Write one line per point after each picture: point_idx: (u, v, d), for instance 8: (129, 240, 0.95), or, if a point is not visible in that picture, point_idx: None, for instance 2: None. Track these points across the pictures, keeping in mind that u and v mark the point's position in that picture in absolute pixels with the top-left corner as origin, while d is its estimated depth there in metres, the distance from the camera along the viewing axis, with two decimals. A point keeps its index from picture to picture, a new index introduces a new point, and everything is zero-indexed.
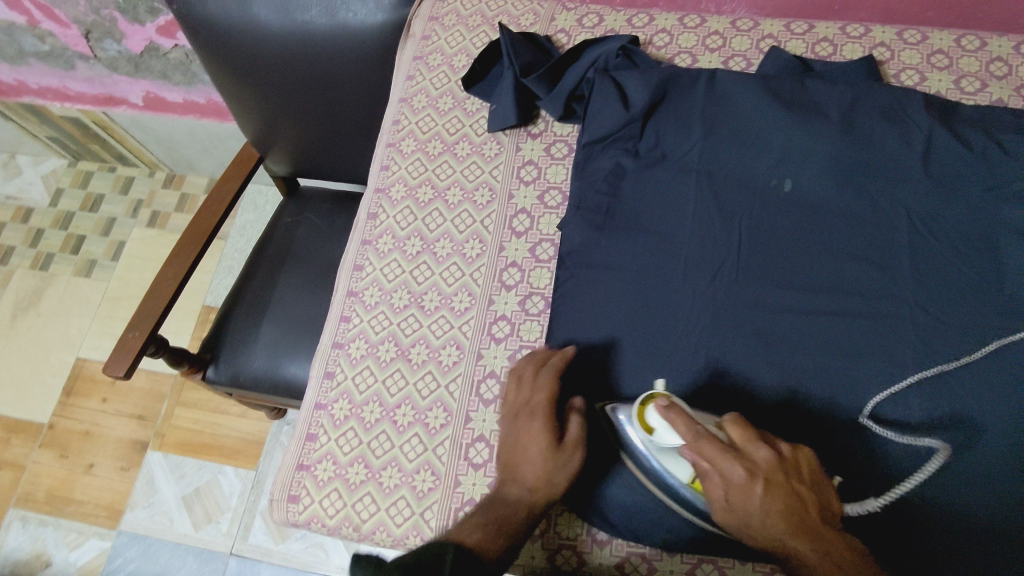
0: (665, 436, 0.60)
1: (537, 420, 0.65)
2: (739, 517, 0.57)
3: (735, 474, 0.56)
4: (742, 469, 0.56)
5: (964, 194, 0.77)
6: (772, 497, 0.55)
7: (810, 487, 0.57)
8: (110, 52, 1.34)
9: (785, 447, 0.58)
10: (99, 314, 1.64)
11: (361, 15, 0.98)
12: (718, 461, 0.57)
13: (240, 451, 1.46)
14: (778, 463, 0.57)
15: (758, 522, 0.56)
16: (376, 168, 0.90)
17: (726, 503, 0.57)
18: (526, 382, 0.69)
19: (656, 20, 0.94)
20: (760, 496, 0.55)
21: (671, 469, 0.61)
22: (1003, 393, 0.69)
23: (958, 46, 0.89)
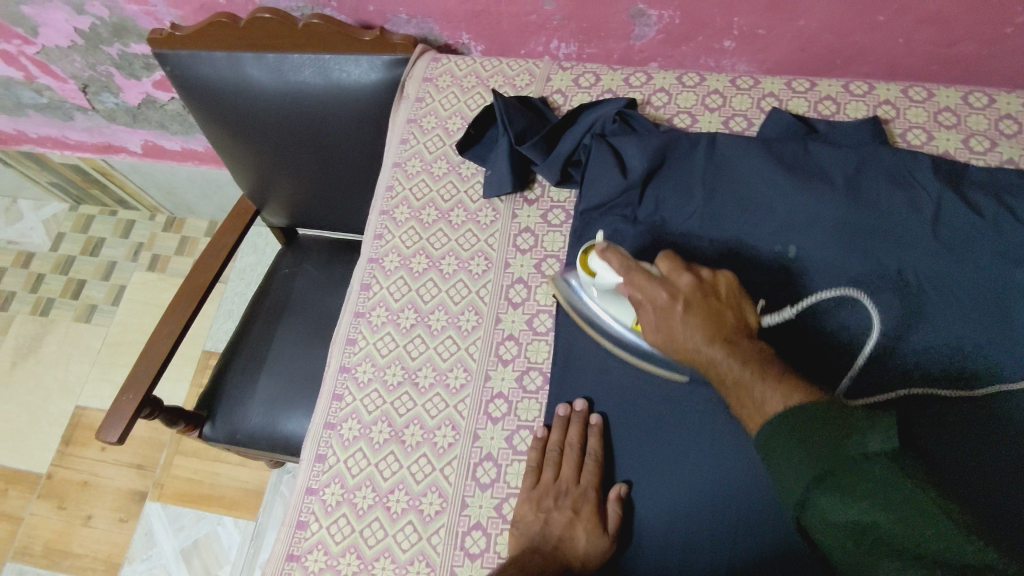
0: (602, 275, 0.67)
1: (587, 507, 0.67)
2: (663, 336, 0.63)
3: (659, 296, 0.62)
4: (663, 292, 0.62)
5: (978, 258, 0.73)
6: (685, 316, 0.60)
7: (728, 305, 0.61)
8: (107, 104, 1.33)
9: (707, 272, 0.63)
10: (99, 360, 1.63)
11: (354, 74, 0.97)
12: (642, 287, 0.63)
13: (239, 501, 1.44)
14: (698, 288, 0.62)
15: (677, 338, 0.61)
16: (369, 236, 0.88)
17: (651, 323, 0.63)
18: (568, 459, 0.70)
19: (655, 79, 0.92)
20: (677, 312, 0.61)
21: (617, 313, 0.70)
22: (988, 321, 0.72)
23: (966, 103, 0.86)
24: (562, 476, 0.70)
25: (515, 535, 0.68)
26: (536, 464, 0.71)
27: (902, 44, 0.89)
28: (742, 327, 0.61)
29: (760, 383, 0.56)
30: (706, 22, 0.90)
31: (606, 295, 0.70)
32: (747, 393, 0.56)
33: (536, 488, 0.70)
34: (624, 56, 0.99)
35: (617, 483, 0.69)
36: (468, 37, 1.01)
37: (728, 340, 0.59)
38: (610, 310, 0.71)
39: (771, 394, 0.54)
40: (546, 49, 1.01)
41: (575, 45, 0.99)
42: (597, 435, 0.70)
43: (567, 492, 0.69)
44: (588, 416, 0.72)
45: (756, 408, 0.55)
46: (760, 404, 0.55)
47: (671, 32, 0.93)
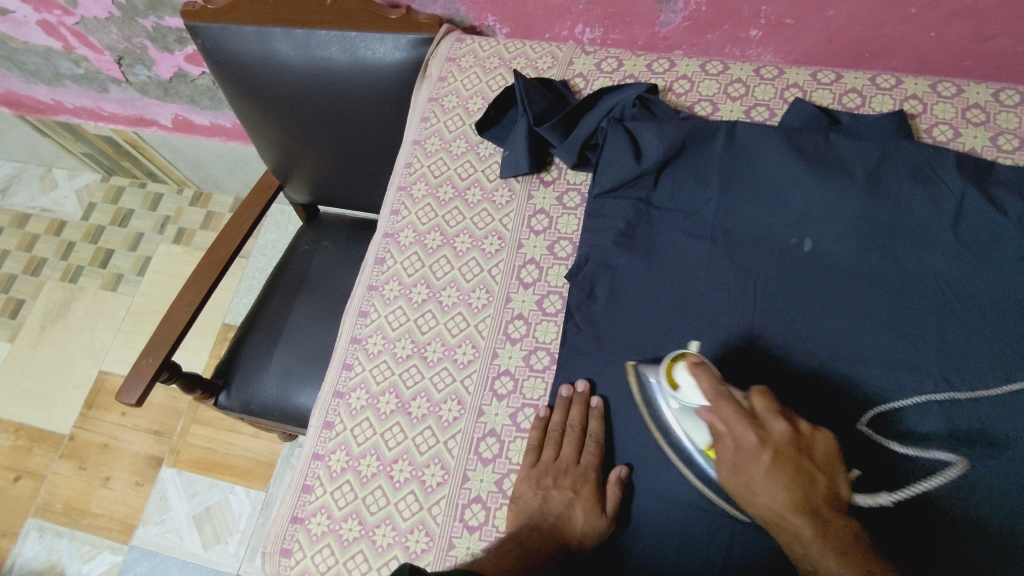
0: (687, 392, 0.63)
1: (586, 487, 0.68)
2: (744, 486, 0.58)
3: (749, 440, 0.58)
4: (755, 438, 0.58)
5: (1000, 262, 0.72)
6: (774, 466, 0.56)
7: (823, 470, 0.57)
8: (141, 77, 1.37)
9: (805, 426, 0.59)
10: (123, 328, 1.68)
11: (379, 52, 0.98)
12: (735, 426, 0.59)
13: (251, 471, 1.47)
14: (794, 440, 0.58)
15: (761, 493, 0.57)
16: (386, 212, 0.90)
17: (735, 465, 0.59)
18: (569, 439, 0.70)
19: (677, 66, 0.92)
20: (767, 466, 0.57)
21: (691, 435, 0.64)
22: (1007, 317, 0.70)
23: (996, 100, 0.85)
24: (562, 456, 0.70)
25: (515, 512, 0.69)
26: (537, 443, 0.72)
27: (933, 37, 0.87)
28: (830, 494, 0.56)
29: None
30: (732, 10, 0.90)
31: (682, 413, 0.64)
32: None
33: (537, 469, 0.71)
34: (648, 42, 0.99)
35: (617, 466, 0.70)
36: (493, 19, 1.01)
37: (821, 516, 0.54)
38: (683, 429, 0.64)
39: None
40: (570, 33, 1.01)
41: (600, 30, 0.99)
42: (597, 418, 0.71)
43: (567, 470, 0.69)
44: (590, 398, 0.73)
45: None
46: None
47: (697, 19, 0.92)
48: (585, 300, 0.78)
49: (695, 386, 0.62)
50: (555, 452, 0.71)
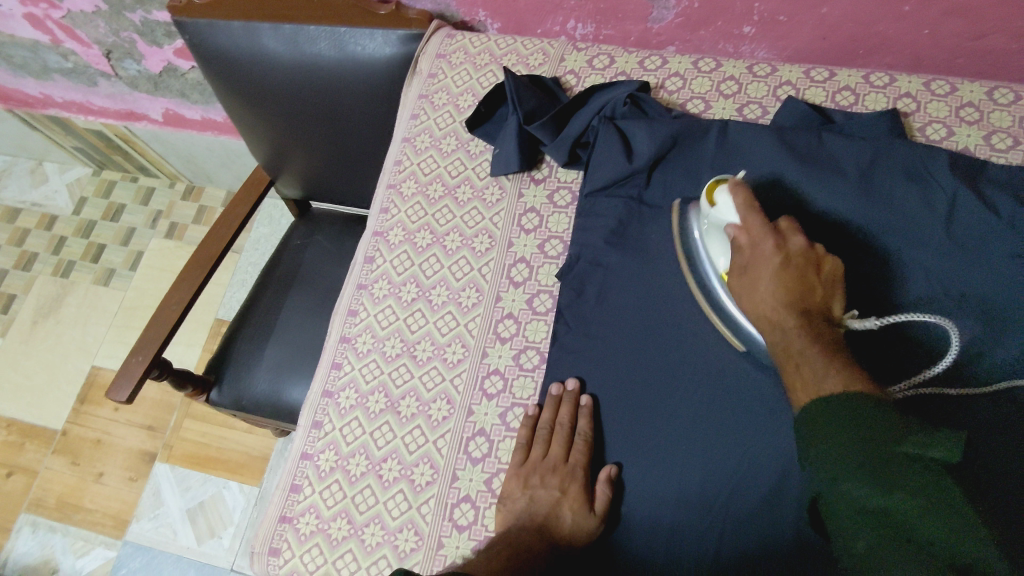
0: (720, 208, 0.68)
1: (574, 486, 0.68)
2: (751, 282, 0.63)
3: (766, 246, 0.63)
4: (773, 243, 0.63)
5: (990, 258, 0.72)
6: (781, 268, 0.61)
7: (826, 283, 0.61)
8: (130, 71, 1.35)
9: (822, 249, 0.64)
10: (115, 323, 1.67)
11: (369, 48, 0.97)
12: (756, 230, 0.64)
13: (245, 466, 1.47)
14: (808, 253, 0.62)
15: (764, 286, 0.62)
16: (375, 209, 0.89)
17: (748, 265, 0.64)
18: (557, 438, 0.70)
19: (669, 63, 0.91)
20: (777, 265, 0.62)
21: (712, 254, 0.69)
22: (995, 325, 0.70)
23: (990, 99, 0.84)
24: (551, 454, 0.70)
25: (502, 512, 0.69)
26: (526, 441, 0.72)
27: (928, 35, 0.87)
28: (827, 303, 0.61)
29: (816, 357, 0.56)
30: (725, 7, 0.89)
31: (709, 230, 0.70)
32: (798, 360, 0.57)
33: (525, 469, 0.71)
34: (641, 38, 0.98)
35: (606, 465, 0.70)
36: (484, 14, 1.01)
37: (810, 313, 0.59)
38: (706, 247, 0.70)
39: (822, 371, 0.55)
40: (562, 29, 1.00)
41: (592, 26, 0.98)
42: (586, 416, 0.71)
43: (555, 469, 0.69)
44: (579, 396, 0.73)
45: (805, 376, 0.56)
46: (807, 376, 0.56)
47: (690, 16, 0.92)
48: (576, 300, 0.78)
49: (727, 200, 0.67)
50: (543, 450, 0.71)
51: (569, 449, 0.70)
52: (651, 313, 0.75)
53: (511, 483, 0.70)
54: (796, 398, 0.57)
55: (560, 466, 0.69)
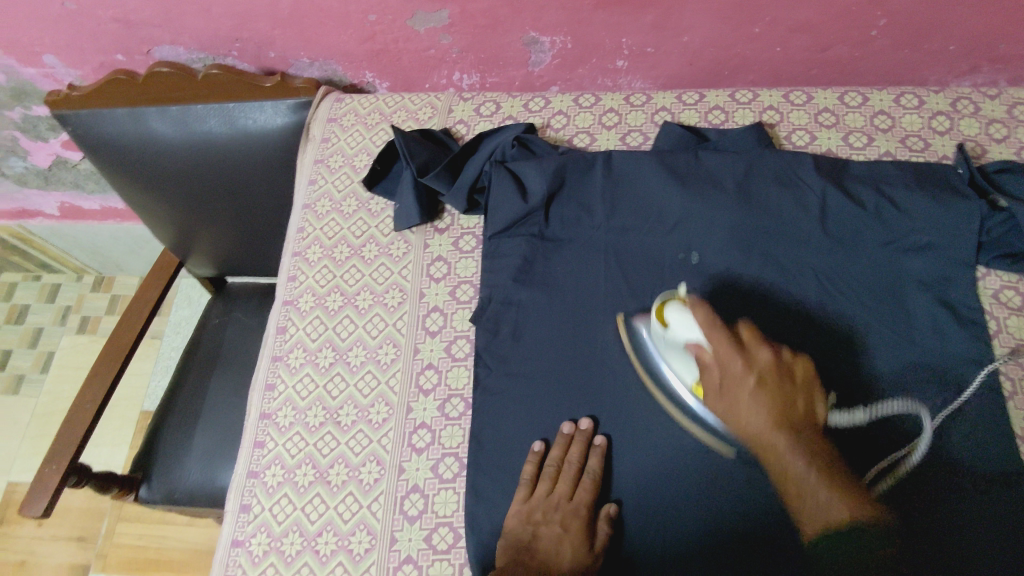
0: (678, 329, 0.70)
1: (575, 523, 0.68)
2: (729, 404, 0.64)
3: (737, 365, 0.65)
4: (741, 362, 0.65)
5: (867, 251, 0.79)
6: (759, 387, 0.63)
7: (801, 391, 0.64)
8: (17, 168, 1.31)
9: (785, 354, 0.66)
10: (30, 433, 1.57)
11: (260, 121, 0.99)
12: (724, 354, 0.66)
13: (189, 563, 1.39)
14: (775, 364, 0.65)
15: (745, 412, 0.63)
16: (283, 279, 0.89)
17: (723, 389, 0.65)
18: (564, 477, 0.70)
19: (552, 103, 0.96)
20: (752, 386, 0.63)
21: (679, 370, 0.70)
22: (878, 304, 0.77)
23: (843, 103, 0.92)
24: (556, 492, 0.70)
25: (504, 546, 0.68)
26: (532, 478, 0.71)
27: (781, 52, 0.94)
28: (808, 412, 0.63)
29: (814, 487, 0.59)
30: (596, 45, 0.94)
31: (670, 351, 0.71)
32: (796, 484, 0.59)
33: (528, 498, 0.70)
34: (525, 82, 1.03)
35: (608, 502, 0.70)
36: (372, 75, 1.03)
37: (796, 430, 0.61)
38: (671, 364, 0.71)
39: (824, 501, 0.58)
40: (449, 81, 1.03)
41: (477, 76, 1.02)
42: (598, 456, 0.71)
43: (559, 507, 0.69)
44: (592, 436, 0.72)
45: (806, 503, 0.59)
46: (812, 505, 0.59)
47: (565, 56, 0.97)
48: (492, 341, 0.79)
49: (688, 324, 0.69)
50: (550, 489, 0.70)
51: (579, 492, 0.70)
52: (566, 344, 0.77)
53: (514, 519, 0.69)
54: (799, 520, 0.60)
55: (567, 506, 0.69)
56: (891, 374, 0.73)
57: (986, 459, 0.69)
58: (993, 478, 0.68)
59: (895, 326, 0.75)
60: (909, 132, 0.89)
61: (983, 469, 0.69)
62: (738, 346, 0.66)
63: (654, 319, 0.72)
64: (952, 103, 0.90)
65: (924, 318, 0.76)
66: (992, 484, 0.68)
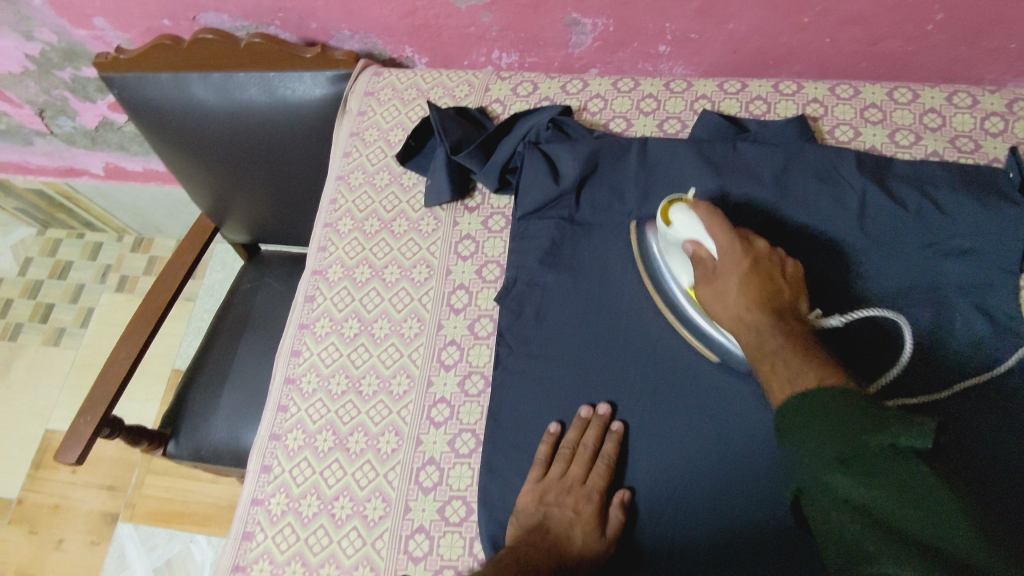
0: (679, 227, 0.70)
1: (588, 508, 0.68)
2: (720, 288, 0.66)
3: (733, 251, 0.66)
4: (739, 249, 0.66)
5: (905, 253, 0.77)
6: (752, 272, 0.64)
7: (790, 282, 0.65)
8: (65, 128, 1.35)
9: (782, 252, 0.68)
10: (68, 384, 1.64)
11: (299, 91, 1.00)
12: (722, 243, 0.67)
13: (212, 518, 1.44)
14: (771, 255, 0.66)
15: (732, 294, 0.65)
16: (313, 248, 0.90)
17: (715, 275, 0.67)
18: (579, 460, 0.70)
19: (590, 86, 0.95)
20: (745, 271, 0.64)
21: (676, 272, 0.73)
22: (914, 312, 0.74)
23: (892, 99, 0.89)
24: (569, 475, 0.70)
25: (515, 526, 0.68)
26: (546, 458, 0.72)
27: (831, 43, 0.91)
28: (794, 303, 0.64)
29: (792, 357, 0.58)
30: (639, 28, 0.93)
31: (671, 253, 0.73)
32: (772, 360, 0.59)
33: (542, 477, 0.71)
34: (564, 63, 1.02)
35: (621, 489, 0.70)
36: (411, 50, 1.03)
37: (779, 312, 0.62)
38: (669, 266, 0.74)
39: (797, 370, 0.56)
40: (487, 60, 1.03)
41: (516, 55, 1.01)
42: (614, 441, 0.71)
43: (571, 489, 0.69)
44: (609, 421, 0.72)
45: (783, 377, 0.57)
46: (785, 376, 0.57)
47: (606, 39, 0.96)
48: (515, 321, 0.80)
49: (687, 217, 0.69)
50: (563, 470, 0.71)
51: (593, 476, 0.70)
52: (588, 330, 0.77)
53: (527, 498, 0.70)
54: (770, 392, 0.58)
55: (580, 488, 0.69)
56: (919, 384, 0.72)
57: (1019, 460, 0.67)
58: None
59: (929, 333, 0.73)
60: (959, 132, 0.86)
61: (1017, 469, 0.66)
62: (736, 235, 0.67)
63: (659, 219, 0.73)
64: (1008, 104, 0.87)
65: (961, 325, 0.74)
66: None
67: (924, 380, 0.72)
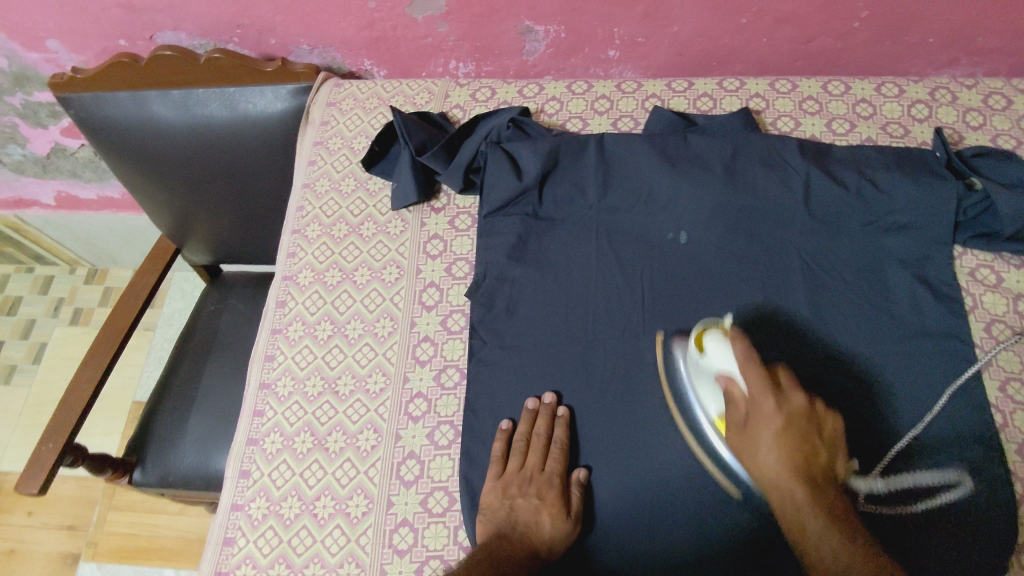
0: (713, 357, 0.69)
1: (552, 492, 0.69)
2: (752, 441, 0.64)
3: (767, 404, 0.64)
4: (773, 402, 0.64)
5: (847, 228, 0.82)
6: (783, 430, 0.63)
7: (826, 446, 0.64)
8: (15, 156, 1.32)
9: (820, 407, 0.66)
10: (22, 423, 1.57)
11: (260, 105, 1.01)
12: (755, 388, 0.65)
13: (181, 550, 1.39)
14: (807, 413, 0.65)
15: (762, 451, 0.63)
16: (282, 255, 0.91)
17: (746, 427, 0.65)
18: (534, 448, 0.71)
19: (546, 89, 0.99)
20: (777, 426, 0.63)
21: (705, 400, 0.71)
22: (857, 279, 0.80)
23: (826, 91, 0.96)
24: (527, 465, 0.71)
25: (483, 522, 0.69)
26: (501, 454, 0.73)
27: (767, 43, 0.98)
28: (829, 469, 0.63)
29: (827, 541, 0.57)
30: (588, 34, 0.98)
31: (701, 379, 0.72)
32: (809, 537, 0.58)
33: (502, 471, 0.72)
34: (519, 70, 1.06)
35: (578, 468, 0.72)
36: (370, 63, 1.06)
37: (812, 478, 0.61)
38: (698, 393, 0.72)
39: (839, 547, 0.56)
40: (445, 70, 1.06)
41: (473, 64, 1.05)
42: (563, 425, 0.73)
43: (531, 479, 0.71)
44: (556, 408, 0.74)
45: (818, 543, 0.57)
46: (824, 551, 0.57)
47: (559, 46, 1.00)
48: (487, 314, 0.82)
49: (726, 351, 0.68)
50: (521, 460, 0.72)
51: (550, 463, 0.71)
52: (558, 320, 0.80)
53: (491, 492, 0.71)
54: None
55: (539, 477, 0.70)
56: (866, 346, 0.76)
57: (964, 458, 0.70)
58: (959, 419, 0.72)
59: (871, 298, 0.79)
60: (889, 119, 0.93)
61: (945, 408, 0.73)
62: (770, 382, 0.66)
63: (693, 344, 0.72)
64: (931, 92, 0.94)
65: (903, 291, 0.79)
66: (962, 428, 0.72)
67: (875, 348, 0.76)
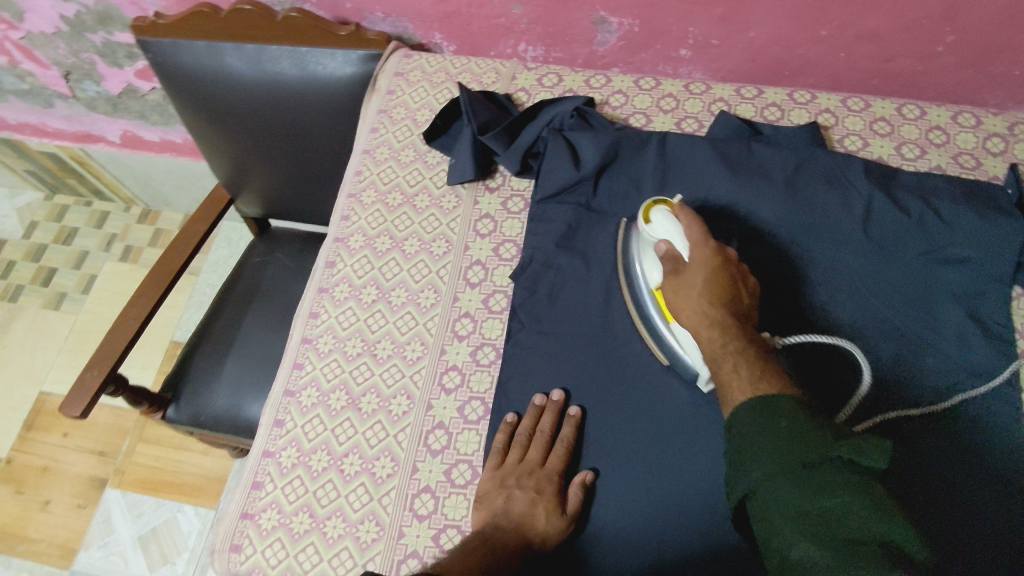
0: (658, 225, 0.73)
1: (549, 488, 0.70)
2: (686, 286, 0.68)
3: (702, 250, 0.68)
4: (709, 248, 0.68)
5: (905, 257, 0.80)
6: (715, 273, 0.67)
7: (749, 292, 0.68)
8: (89, 92, 1.36)
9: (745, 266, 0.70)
10: (66, 348, 1.64)
11: (329, 67, 1.02)
12: (694, 240, 0.69)
13: (202, 488, 1.45)
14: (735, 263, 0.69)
15: (693, 291, 0.67)
16: (336, 217, 0.93)
17: (682, 273, 0.69)
18: (535, 444, 0.72)
19: (613, 82, 0.98)
20: (708, 269, 0.67)
21: (646, 269, 0.75)
22: (912, 302, 0.78)
23: (900, 114, 0.94)
24: (527, 459, 0.72)
25: (480, 511, 0.70)
26: (503, 446, 0.74)
27: (844, 58, 0.96)
28: (748, 311, 0.67)
29: (748, 362, 0.61)
30: (662, 31, 0.97)
31: (646, 247, 0.75)
32: (732, 364, 0.61)
33: (502, 464, 0.73)
34: (587, 60, 1.06)
35: (583, 470, 0.72)
36: (440, 37, 1.07)
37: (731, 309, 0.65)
38: (642, 264, 0.75)
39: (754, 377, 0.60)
40: (513, 51, 1.06)
41: (542, 49, 1.05)
42: (571, 425, 0.73)
43: (530, 473, 0.71)
44: (567, 407, 0.75)
45: (736, 373, 0.61)
46: (741, 379, 0.60)
47: (630, 39, 1.00)
48: (529, 297, 0.82)
49: (667, 218, 0.72)
50: (518, 456, 0.73)
51: (546, 461, 0.72)
52: (599, 312, 0.80)
53: (487, 486, 0.71)
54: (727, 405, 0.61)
55: (534, 474, 0.71)
56: (908, 372, 0.75)
57: (974, 489, 0.70)
58: (991, 447, 0.72)
59: (920, 326, 0.77)
60: (962, 149, 0.90)
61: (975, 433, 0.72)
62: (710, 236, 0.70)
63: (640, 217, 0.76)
64: (1009, 126, 0.91)
65: (953, 325, 0.77)
66: (992, 455, 0.71)
67: (918, 376, 0.75)
